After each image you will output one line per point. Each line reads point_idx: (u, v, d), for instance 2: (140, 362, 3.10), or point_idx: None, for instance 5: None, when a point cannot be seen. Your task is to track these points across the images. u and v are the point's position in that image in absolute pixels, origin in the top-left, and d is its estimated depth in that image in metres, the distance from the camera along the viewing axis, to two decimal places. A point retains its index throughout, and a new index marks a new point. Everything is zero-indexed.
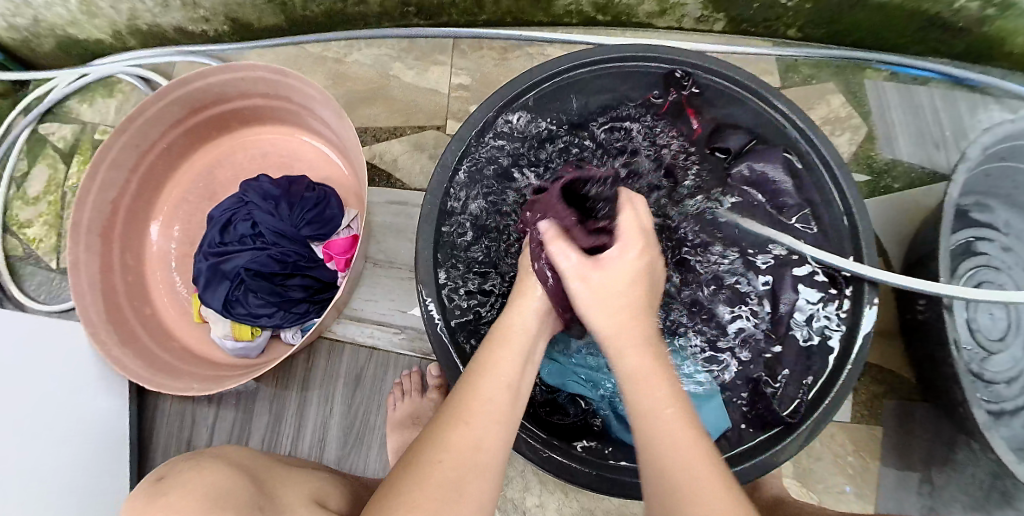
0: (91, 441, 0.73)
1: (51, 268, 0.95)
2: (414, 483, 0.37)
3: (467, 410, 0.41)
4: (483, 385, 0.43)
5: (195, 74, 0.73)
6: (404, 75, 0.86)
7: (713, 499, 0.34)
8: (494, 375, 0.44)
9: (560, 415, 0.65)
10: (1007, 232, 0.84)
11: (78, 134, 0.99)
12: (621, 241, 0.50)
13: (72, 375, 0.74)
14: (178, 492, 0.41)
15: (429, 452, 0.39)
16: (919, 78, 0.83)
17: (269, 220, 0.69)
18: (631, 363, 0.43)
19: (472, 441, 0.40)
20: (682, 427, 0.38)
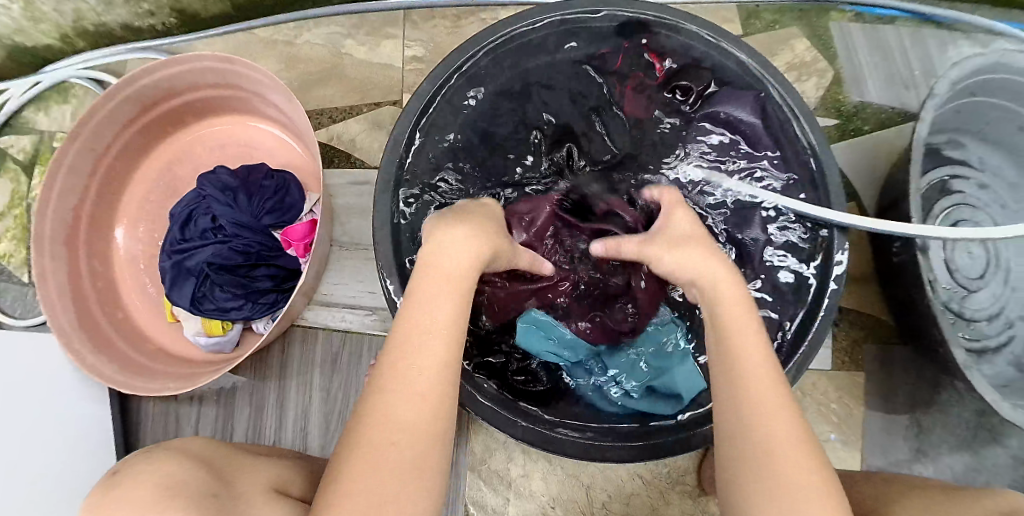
0: (80, 437, 0.73)
1: (24, 282, 0.94)
2: (371, 469, 0.37)
3: (412, 379, 0.40)
4: (429, 349, 0.42)
5: (142, 70, 0.71)
6: (357, 52, 0.85)
7: (785, 423, 0.39)
8: (432, 345, 0.42)
9: (533, 382, 0.65)
10: (982, 169, 0.83)
11: (38, 143, 0.98)
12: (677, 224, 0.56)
13: (45, 376, 0.73)
14: (136, 481, 0.41)
15: (380, 432, 0.38)
16: (885, 17, 0.81)
17: (228, 212, 0.69)
18: (727, 309, 0.46)
19: (427, 416, 0.40)
20: (758, 368, 0.42)
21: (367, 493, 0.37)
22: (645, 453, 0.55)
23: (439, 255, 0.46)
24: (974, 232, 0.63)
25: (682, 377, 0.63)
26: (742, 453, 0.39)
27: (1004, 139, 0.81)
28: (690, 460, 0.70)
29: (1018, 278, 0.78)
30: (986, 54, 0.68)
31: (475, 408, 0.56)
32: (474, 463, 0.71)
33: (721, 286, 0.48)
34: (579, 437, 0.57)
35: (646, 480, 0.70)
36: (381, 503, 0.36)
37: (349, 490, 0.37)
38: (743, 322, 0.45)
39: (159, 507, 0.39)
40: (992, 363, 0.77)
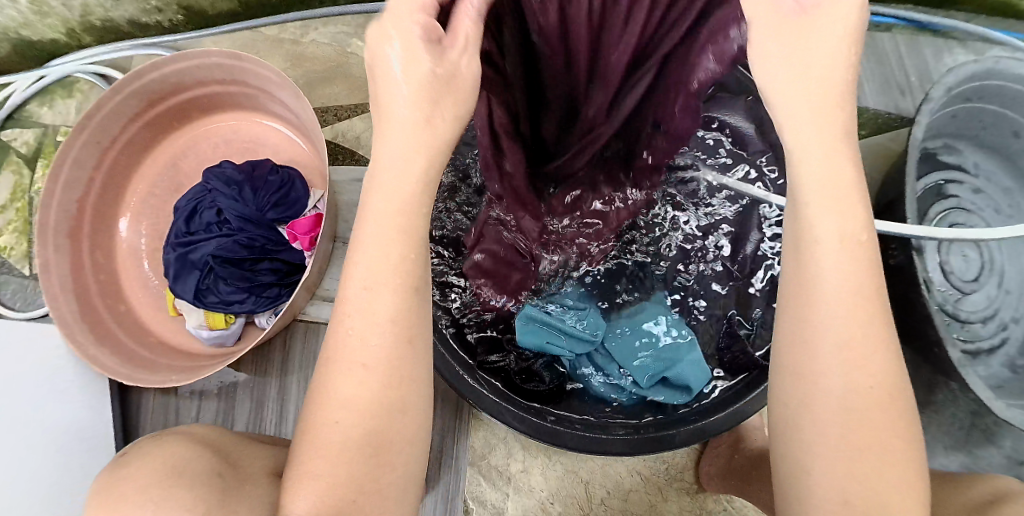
0: (58, 433, 0.70)
1: (25, 275, 0.94)
2: (323, 449, 0.39)
3: (353, 353, 0.39)
4: (366, 311, 0.39)
5: (150, 65, 0.72)
6: (362, 52, 0.86)
7: (858, 380, 0.35)
8: (371, 307, 0.39)
9: (535, 381, 0.64)
10: (977, 174, 0.84)
11: (41, 137, 0.98)
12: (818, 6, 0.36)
13: (23, 373, 0.70)
14: (139, 461, 0.42)
15: (329, 408, 0.39)
16: (882, 25, 0.82)
17: (233, 206, 0.69)
18: (835, 239, 0.36)
19: (381, 388, 0.39)
20: (839, 302, 0.35)
21: (321, 472, 0.39)
22: (648, 447, 0.57)
23: (389, 149, 0.39)
24: (965, 234, 0.64)
25: (684, 365, 0.63)
26: (800, 413, 0.37)
27: (998, 144, 0.82)
28: (689, 457, 0.70)
29: (1012, 281, 0.80)
30: (981, 60, 0.69)
31: (478, 401, 0.58)
32: (473, 458, 0.71)
33: (822, 184, 0.36)
34: (581, 430, 0.58)
35: (644, 477, 0.70)
36: (341, 487, 0.38)
37: (307, 468, 0.39)
38: (847, 306, 0.35)
39: (161, 486, 0.40)
40: (987, 364, 0.78)
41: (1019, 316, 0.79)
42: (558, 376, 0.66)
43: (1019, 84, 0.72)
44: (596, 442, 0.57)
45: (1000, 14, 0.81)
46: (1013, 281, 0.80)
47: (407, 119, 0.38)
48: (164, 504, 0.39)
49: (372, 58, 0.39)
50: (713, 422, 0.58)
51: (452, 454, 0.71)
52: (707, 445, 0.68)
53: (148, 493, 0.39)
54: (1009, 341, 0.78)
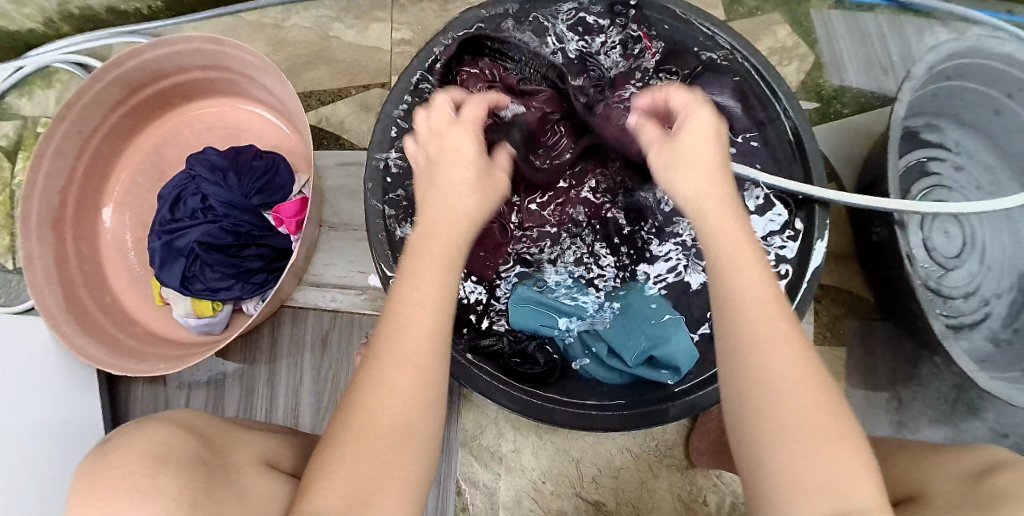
0: (19, 443, 0.65)
1: (8, 269, 0.93)
2: (359, 439, 0.37)
3: (404, 346, 0.39)
4: (417, 313, 0.40)
5: (128, 52, 0.71)
6: (344, 36, 0.86)
7: (805, 396, 0.36)
8: (421, 309, 0.40)
9: (529, 363, 0.63)
10: (958, 151, 0.85)
11: (21, 129, 0.96)
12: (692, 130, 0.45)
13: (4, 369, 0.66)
14: (123, 447, 0.42)
15: (375, 400, 0.38)
16: (864, 5, 0.83)
17: (217, 192, 0.68)
18: (733, 267, 0.40)
19: (417, 382, 0.39)
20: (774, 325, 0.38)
21: (352, 459, 0.37)
22: (646, 421, 0.57)
23: (438, 205, 0.46)
24: (942, 206, 0.65)
25: (671, 338, 0.61)
26: (771, 419, 0.36)
27: (977, 122, 0.83)
28: (678, 433, 0.71)
29: (993, 257, 0.81)
30: (963, 39, 0.70)
31: (471, 382, 0.57)
32: (465, 439, 0.72)
33: (722, 237, 0.41)
34: (574, 409, 0.58)
35: (634, 453, 0.71)
36: (370, 467, 0.37)
37: (330, 461, 0.37)
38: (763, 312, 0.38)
39: (149, 471, 0.40)
40: (969, 338, 0.79)
41: (999, 291, 0.80)
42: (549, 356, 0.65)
43: (997, 62, 0.73)
44: (591, 419, 0.57)
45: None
46: (994, 256, 0.81)
47: (433, 185, 0.47)
48: (154, 488, 0.39)
49: (433, 146, 0.49)
50: (711, 392, 0.57)
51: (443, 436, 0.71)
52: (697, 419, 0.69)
53: (134, 482, 0.39)
54: (990, 316, 0.80)
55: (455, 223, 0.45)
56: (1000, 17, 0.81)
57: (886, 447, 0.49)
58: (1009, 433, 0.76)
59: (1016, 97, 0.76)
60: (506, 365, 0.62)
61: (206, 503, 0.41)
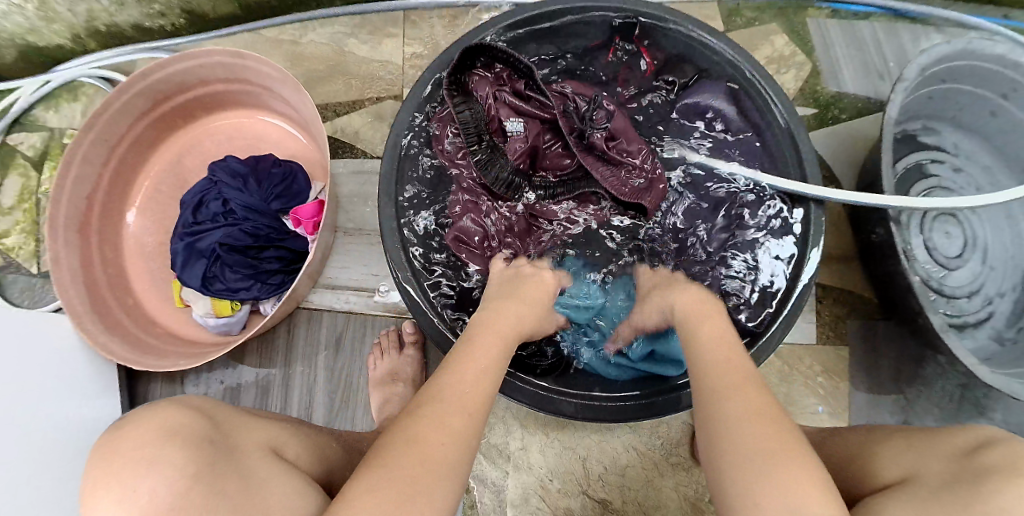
0: (48, 437, 0.66)
1: (32, 273, 0.96)
2: (404, 454, 0.38)
3: (463, 395, 0.44)
4: (479, 370, 0.46)
5: (155, 65, 0.75)
6: (358, 50, 0.90)
7: (754, 422, 0.40)
8: (485, 367, 0.47)
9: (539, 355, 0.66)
10: (957, 153, 0.87)
11: (48, 140, 1.01)
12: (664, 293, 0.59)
13: (32, 363, 0.67)
14: (137, 423, 0.44)
15: (428, 429, 0.40)
16: (860, 14, 0.86)
17: (238, 195, 0.72)
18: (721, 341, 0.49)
19: (472, 423, 0.42)
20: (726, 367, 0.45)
21: (394, 474, 0.37)
22: (655, 410, 0.59)
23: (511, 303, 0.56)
24: (937, 202, 0.67)
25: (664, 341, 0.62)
26: (722, 428, 0.41)
27: (974, 124, 0.85)
28: (683, 431, 0.73)
29: (995, 257, 0.83)
30: (954, 42, 0.72)
31: None
32: None
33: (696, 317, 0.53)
34: (578, 398, 0.60)
35: (640, 452, 0.72)
36: (406, 488, 0.37)
37: (368, 484, 0.37)
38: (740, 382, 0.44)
39: (159, 442, 0.42)
40: (973, 337, 0.81)
41: (1002, 291, 0.82)
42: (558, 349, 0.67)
43: (990, 63, 0.76)
44: (599, 409, 0.59)
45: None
46: (996, 257, 0.83)
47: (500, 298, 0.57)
48: (162, 456, 0.41)
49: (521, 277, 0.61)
50: None
51: None
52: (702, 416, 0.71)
53: (145, 450, 0.41)
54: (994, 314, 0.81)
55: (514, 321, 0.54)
56: (996, 22, 0.84)
57: (888, 434, 0.50)
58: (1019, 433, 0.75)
59: (1011, 97, 0.78)
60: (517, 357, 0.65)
61: (210, 473, 0.43)
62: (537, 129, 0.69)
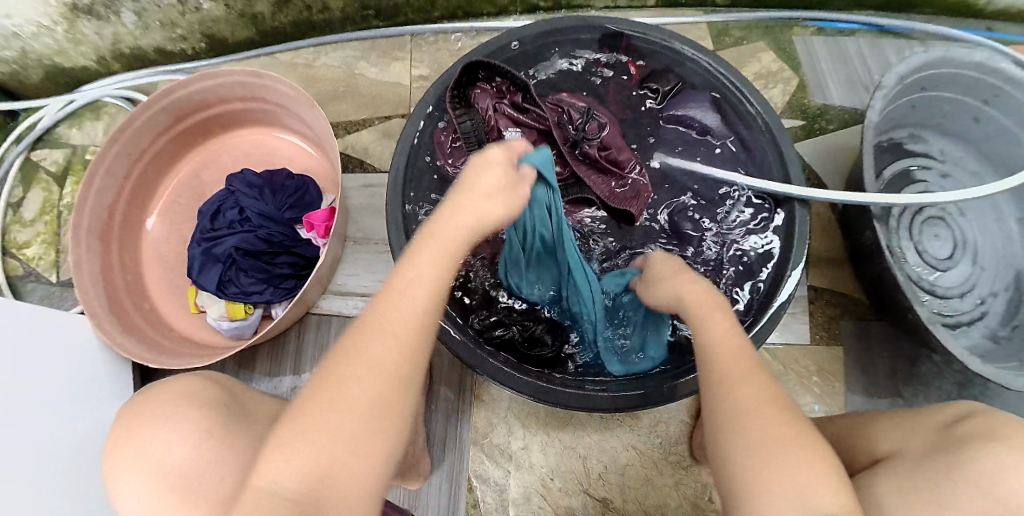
0: (73, 442, 0.69)
1: (52, 282, 0.99)
2: (321, 406, 0.39)
3: (386, 325, 0.42)
4: (403, 297, 0.43)
5: (178, 83, 0.80)
6: (368, 73, 0.95)
7: (767, 413, 0.41)
8: (410, 291, 0.43)
9: (539, 346, 0.69)
10: (944, 159, 0.91)
11: (70, 156, 1.05)
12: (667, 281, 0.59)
13: (65, 365, 0.71)
14: (159, 390, 0.51)
15: (354, 366, 0.40)
16: (845, 30, 0.91)
17: (254, 204, 0.75)
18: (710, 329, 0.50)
19: (395, 359, 0.41)
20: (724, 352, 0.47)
21: (312, 425, 0.38)
22: (646, 400, 0.60)
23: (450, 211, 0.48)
24: (919, 197, 0.70)
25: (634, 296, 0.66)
26: (730, 419, 0.41)
27: (959, 132, 0.89)
28: (682, 430, 0.74)
29: (986, 258, 0.85)
30: (932, 50, 0.77)
31: (480, 366, 0.61)
32: (477, 437, 0.75)
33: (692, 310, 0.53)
34: (575, 390, 0.61)
35: (640, 451, 0.74)
36: (332, 440, 0.38)
37: (299, 424, 0.39)
38: (736, 372, 0.44)
39: (180, 402, 0.49)
40: (967, 335, 0.83)
41: (995, 291, 0.84)
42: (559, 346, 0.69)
43: (970, 71, 0.80)
44: (593, 399, 0.60)
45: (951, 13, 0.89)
46: (986, 258, 0.85)
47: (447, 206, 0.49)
48: (181, 413, 0.48)
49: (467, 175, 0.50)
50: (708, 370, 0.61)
51: (455, 434, 0.75)
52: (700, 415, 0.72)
53: (165, 409, 0.49)
54: (987, 313, 0.83)
55: (461, 230, 0.47)
56: (981, 34, 0.88)
57: (875, 416, 0.52)
58: None
59: (992, 103, 0.82)
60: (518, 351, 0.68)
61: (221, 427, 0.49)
62: (533, 136, 0.71)
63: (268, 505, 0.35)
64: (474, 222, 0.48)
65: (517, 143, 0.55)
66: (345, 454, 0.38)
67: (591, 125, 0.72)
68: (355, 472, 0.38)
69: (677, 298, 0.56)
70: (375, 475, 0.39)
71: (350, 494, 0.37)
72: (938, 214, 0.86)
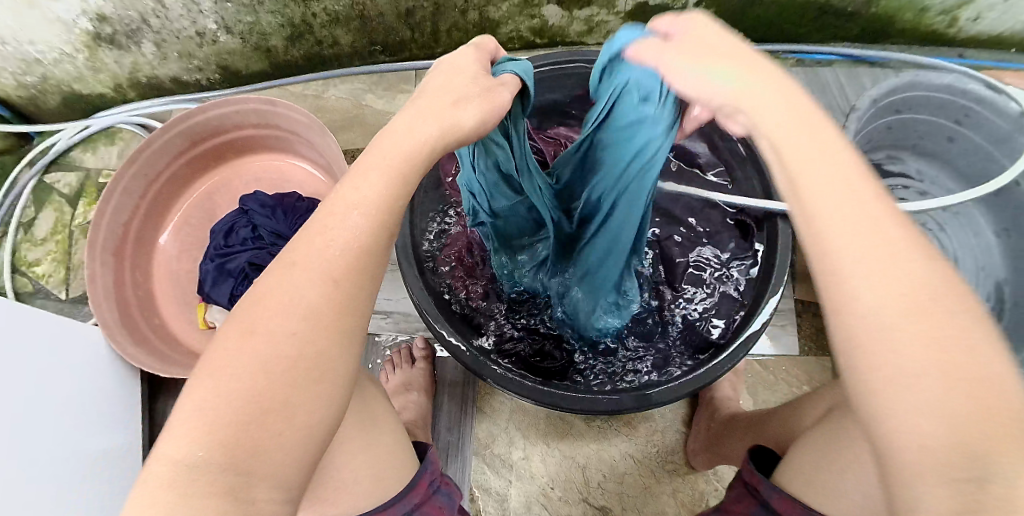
0: (81, 453, 0.71)
1: (61, 299, 1.02)
2: (230, 353, 0.30)
3: (315, 258, 0.32)
4: (341, 224, 0.33)
5: (196, 109, 0.84)
6: (375, 104, 1.02)
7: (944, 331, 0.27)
8: (345, 212, 0.33)
9: (548, 360, 0.73)
10: (921, 179, 0.96)
11: (83, 179, 1.08)
12: (697, 46, 0.35)
13: (81, 375, 0.74)
14: None
15: (277, 308, 0.31)
16: (823, 61, 0.97)
17: (267, 223, 0.79)
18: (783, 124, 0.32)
19: (326, 301, 0.32)
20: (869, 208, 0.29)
21: (217, 377, 0.30)
22: (647, 403, 0.62)
23: (400, 119, 0.37)
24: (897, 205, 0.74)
25: (659, 126, 0.45)
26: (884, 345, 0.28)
27: (935, 152, 0.94)
28: (676, 438, 0.77)
29: (966, 269, 0.90)
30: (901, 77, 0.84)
31: (486, 373, 0.63)
32: (478, 448, 0.77)
33: (767, 96, 0.32)
34: (577, 393, 0.63)
35: (637, 459, 0.77)
36: (245, 402, 0.29)
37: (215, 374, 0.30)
38: (882, 266, 0.28)
39: None
40: None
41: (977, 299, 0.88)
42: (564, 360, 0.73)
43: (942, 93, 0.87)
44: (598, 400, 0.63)
45: (924, 43, 0.95)
46: (967, 268, 0.90)
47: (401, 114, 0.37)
48: None
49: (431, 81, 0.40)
50: (707, 372, 0.63)
51: (458, 445, 0.77)
52: (693, 421, 0.75)
53: None
54: None
55: (413, 140, 0.36)
56: (953, 60, 0.93)
57: None
58: None
59: (965, 122, 0.88)
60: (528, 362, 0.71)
61: None
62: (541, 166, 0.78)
63: (182, 488, 0.28)
64: (433, 124, 0.37)
65: (486, 43, 0.45)
66: (266, 423, 0.29)
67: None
68: (282, 449, 0.30)
69: (754, 82, 0.33)
70: (312, 444, 0.31)
71: (273, 471, 0.30)
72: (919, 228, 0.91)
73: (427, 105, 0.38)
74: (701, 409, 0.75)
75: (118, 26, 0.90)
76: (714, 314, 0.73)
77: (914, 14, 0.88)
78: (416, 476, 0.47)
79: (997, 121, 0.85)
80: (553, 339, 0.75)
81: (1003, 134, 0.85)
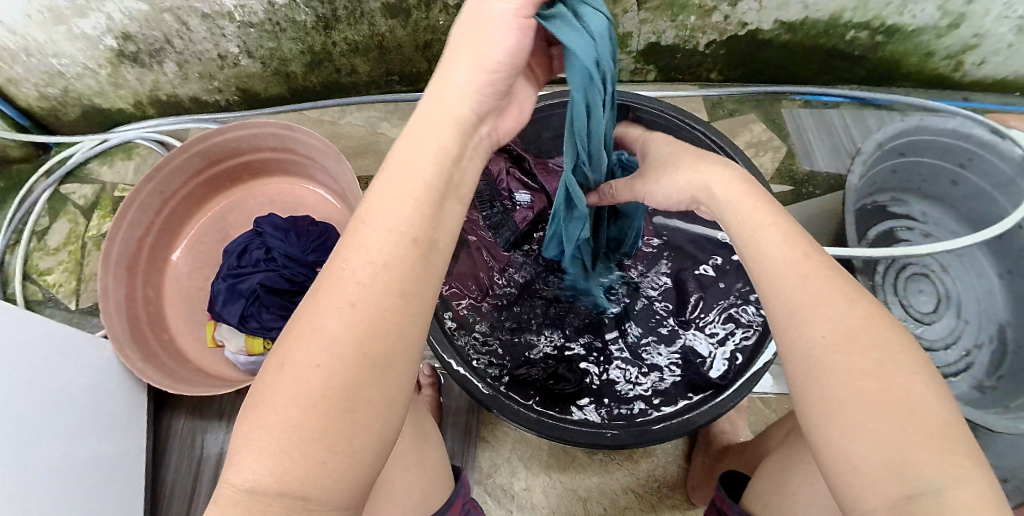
0: (76, 457, 0.71)
1: (70, 309, 1.02)
2: (272, 388, 0.31)
3: (339, 294, 0.32)
4: (363, 252, 0.33)
5: (214, 131, 0.87)
6: (390, 132, 1.04)
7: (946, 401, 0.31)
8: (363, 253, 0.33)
9: (563, 382, 0.72)
10: (925, 221, 0.98)
11: (99, 192, 1.10)
12: (661, 163, 0.51)
13: (85, 379, 0.75)
14: None
15: (305, 343, 0.31)
16: (831, 103, 1.00)
17: (280, 245, 0.81)
18: (732, 205, 0.43)
19: (353, 334, 0.31)
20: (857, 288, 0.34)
21: (263, 413, 0.31)
22: (646, 438, 0.63)
23: (405, 150, 0.36)
24: (904, 250, 0.76)
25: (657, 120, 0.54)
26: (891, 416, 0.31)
27: (939, 196, 0.96)
28: (678, 474, 0.77)
29: (969, 310, 0.91)
30: (908, 120, 0.84)
31: (491, 404, 0.64)
32: (480, 476, 0.78)
33: (711, 190, 0.45)
34: (577, 426, 0.64)
35: (638, 494, 0.77)
36: (291, 440, 0.30)
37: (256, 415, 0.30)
38: None
39: None
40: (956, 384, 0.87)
41: (979, 342, 0.89)
42: (576, 383, 0.73)
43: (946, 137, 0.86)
44: (602, 433, 0.64)
45: (929, 86, 0.97)
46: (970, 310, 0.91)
47: (432, 101, 0.37)
48: None
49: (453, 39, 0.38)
50: (707, 410, 0.65)
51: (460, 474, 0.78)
52: (693, 457, 0.75)
53: None
54: (973, 365, 0.87)
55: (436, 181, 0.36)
56: (957, 104, 0.95)
57: None
58: (1009, 477, 0.76)
59: (968, 166, 0.89)
60: (542, 387, 0.71)
61: None
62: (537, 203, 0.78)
63: (245, 506, 0.29)
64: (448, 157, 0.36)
65: None
66: (312, 453, 0.30)
67: (518, 214, 0.78)
68: (335, 478, 0.30)
69: (703, 181, 0.46)
70: (363, 473, 0.31)
71: (325, 496, 0.30)
72: (922, 271, 0.92)
73: (444, 76, 0.37)
74: (699, 447, 0.75)
75: (142, 45, 0.92)
76: (719, 348, 0.73)
77: (920, 59, 0.90)
78: (451, 498, 0.51)
79: (1000, 165, 0.85)
80: (565, 361, 0.75)
81: (1006, 180, 0.86)
